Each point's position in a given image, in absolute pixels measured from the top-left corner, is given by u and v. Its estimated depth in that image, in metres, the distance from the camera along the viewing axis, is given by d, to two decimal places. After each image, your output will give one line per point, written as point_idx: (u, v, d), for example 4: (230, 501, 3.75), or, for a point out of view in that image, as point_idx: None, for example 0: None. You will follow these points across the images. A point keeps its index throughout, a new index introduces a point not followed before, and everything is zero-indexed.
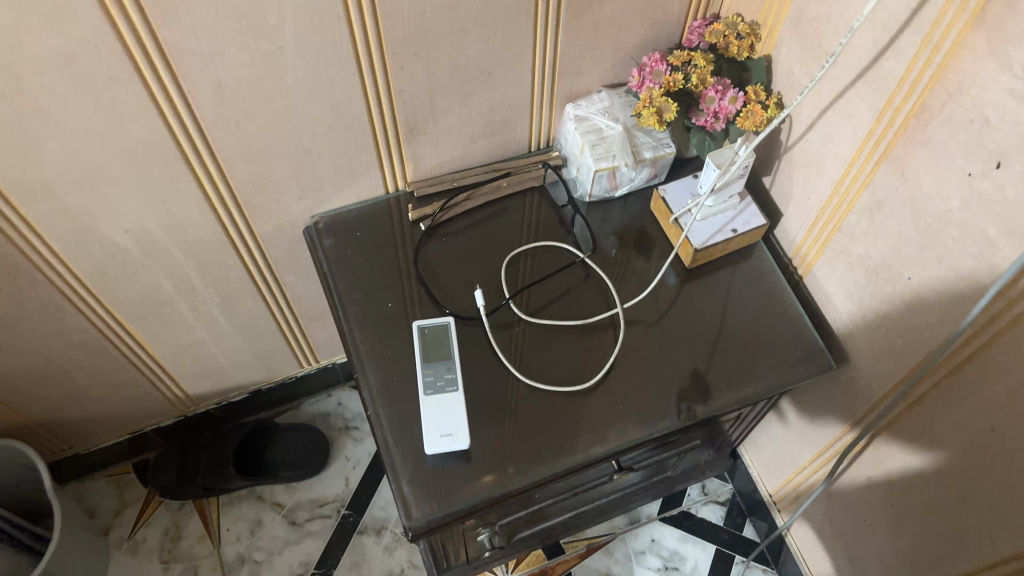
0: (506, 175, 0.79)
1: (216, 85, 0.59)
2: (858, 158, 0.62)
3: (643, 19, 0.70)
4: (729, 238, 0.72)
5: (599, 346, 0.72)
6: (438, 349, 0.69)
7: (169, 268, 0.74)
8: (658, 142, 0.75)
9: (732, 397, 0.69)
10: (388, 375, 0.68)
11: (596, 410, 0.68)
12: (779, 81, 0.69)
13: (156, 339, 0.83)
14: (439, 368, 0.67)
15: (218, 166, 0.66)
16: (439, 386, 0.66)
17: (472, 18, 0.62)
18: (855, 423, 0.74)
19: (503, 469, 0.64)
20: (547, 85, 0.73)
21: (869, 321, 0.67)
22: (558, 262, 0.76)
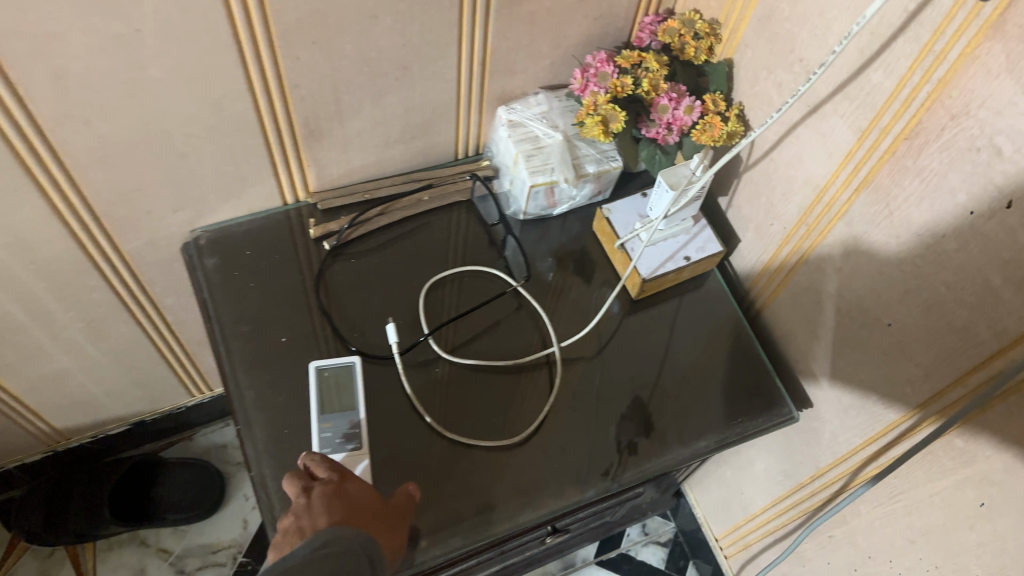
0: (427, 186, 0.68)
1: (57, 74, 0.46)
2: (833, 184, 0.53)
3: (588, 11, 0.60)
4: (681, 267, 0.63)
5: (531, 391, 0.62)
6: (340, 396, 0.58)
7: (16, 292, 0.62)
8: (602, 154, 0.65)
9: (681, 452, 0.61)
10: (278, 428, 0.57)
11: (527, 468, 0.58)
12: (741, 89, 0.60)
13: (9, 371, 0.70)
14: (340, 419, 0.57)
15: (69, 174, 0.53)
16: (339, 444, 0.56)
17: (383, 3, 0.51)
18: (813, 477, 0.67)
19: (415, 542, 0.54)
20: (476, 84, 0.62)
21: (837, 366, 0.59)
22: (485, 290, 0.66)
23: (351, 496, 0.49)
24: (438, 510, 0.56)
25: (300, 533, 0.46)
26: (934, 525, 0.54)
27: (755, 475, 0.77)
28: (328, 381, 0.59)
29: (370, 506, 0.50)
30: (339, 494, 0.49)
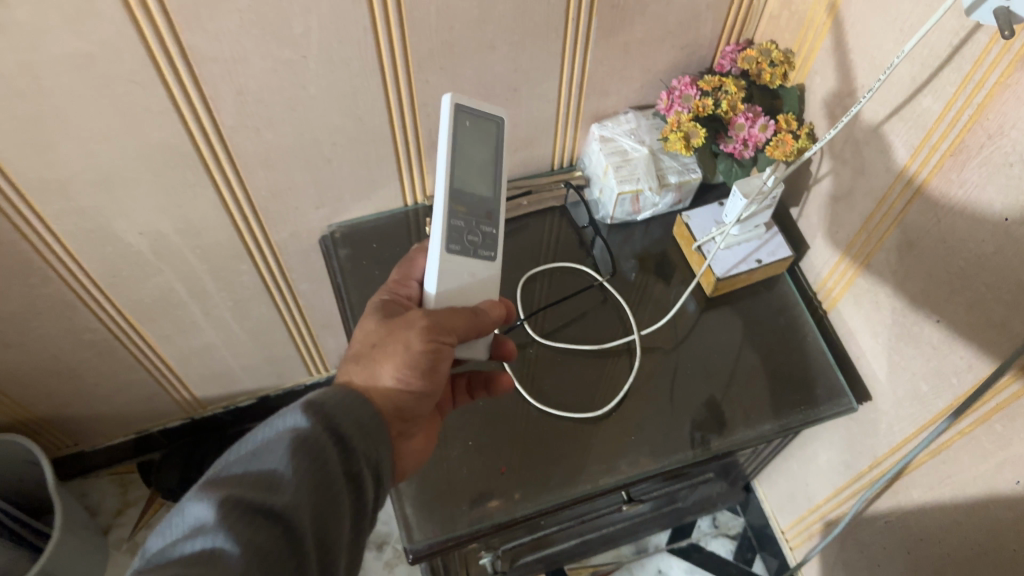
0: (527, 193, 0.78)
1: (238, 91, 0.58)
2: (890, 195, 0.60)
3: (676, 41, 0.68)
4: (753, 268, 0.71)
5: (615, 372, 0.70)
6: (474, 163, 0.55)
7: (183, 271, 0.74)
8: (684, 166, 0.73)
9: (749, 432, 0.68)
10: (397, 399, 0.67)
11: (608, 439, 0.67)
12: (813, 111, 0.67)
13: (166, 340, 0.83)
14: (477, 209, 0.55)
15: (236, 173, 0.65)
16: (468, 237, 0.54)
17: (501, 34, 0.61)
18: (871, 466, 0.73)
19: (510, 494, 0.64)
20: (574, 103, 0.71)
21: (896, 361, 0.65)
22: (575, 284, 0.75)
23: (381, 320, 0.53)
24: (531, 470, 0.65)
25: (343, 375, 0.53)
26: (977, 506, 0.60)
27: (818, 466, 0.83)
28: (466, 133, 0.54)
29: (391, 331, 0.51)
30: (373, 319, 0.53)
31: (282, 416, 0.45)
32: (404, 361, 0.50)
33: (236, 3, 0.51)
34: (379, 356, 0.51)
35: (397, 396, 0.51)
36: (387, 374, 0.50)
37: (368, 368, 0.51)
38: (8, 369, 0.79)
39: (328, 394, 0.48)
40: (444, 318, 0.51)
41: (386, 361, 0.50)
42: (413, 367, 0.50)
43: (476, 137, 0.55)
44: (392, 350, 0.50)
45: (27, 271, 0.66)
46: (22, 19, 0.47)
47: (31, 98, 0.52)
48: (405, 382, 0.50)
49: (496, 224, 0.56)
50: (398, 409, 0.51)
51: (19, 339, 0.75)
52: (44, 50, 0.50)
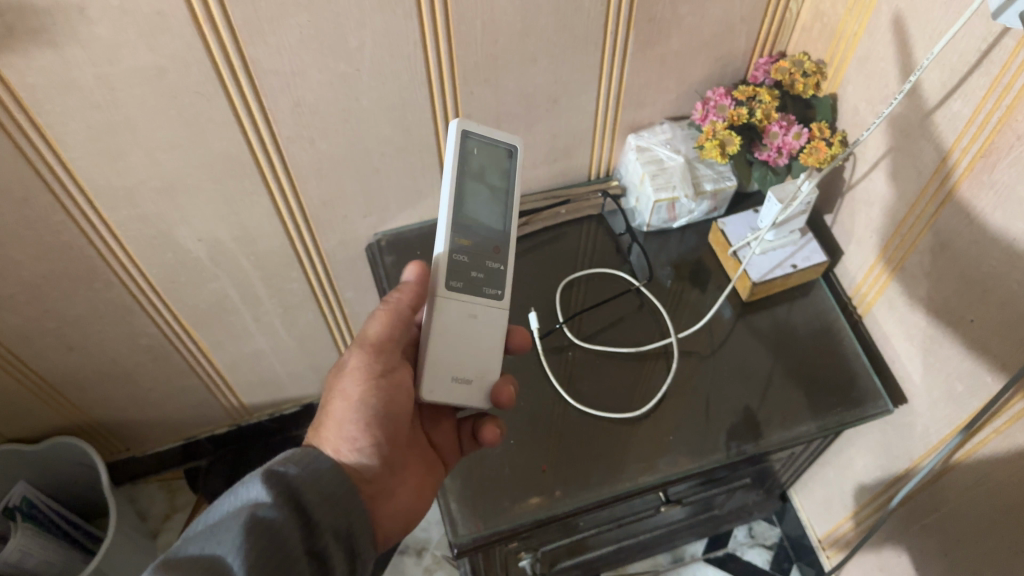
0: (565, 202, 0.81)
1: (296, 103, 0.61)
2: (922, 199, 0.62)
3: (710, 53, 0.71)
4: (788, 273, 0.72)
5: (652, 374, 0.72)
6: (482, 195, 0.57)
7: (236, 277, 0.77)
8: (719, 174, 0.75)
9: (787, 433, 0.69)
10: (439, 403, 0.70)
11: (647, 439, 0.68)
12: (845, 119, 0.69)
13: (218, 345, 0.87)
14: (483, 245, 0.57)
15: (290, 182, 0.68)
16: (472, 273, 0.56)
17: (542, 47, 0.64)
18: (907, 469, 0.74)
19: (551, 492, 0.66)
20: (612, 114, 0.74)
21: (930, 363, 0.66)
22: (613, 289, 0.77)
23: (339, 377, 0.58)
24: (571, 467, 0.67)
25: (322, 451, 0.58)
26: (1014, 504, 0.61)
27: (854, 472, 0.83)
28: (471, 162, 0.56)
29: (332, 386, 0.56)
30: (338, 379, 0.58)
31: (245, 487, 0.47)
32: (341, 405, 0.54)
33: (296, 19, 0.55)
34: (328, 414, 0.54)
35: (352, 450, 0.53)
36: (336, 427, 0.54)
37: (323, 429, 0.55)
38: (69, 372, 0.82)
39: (295, 456, 0.50)
40: (364, 338, 0.55)
41: (331, 415, 0.54)
42: (351, 406, 0.53)
43: (483, 165, 0.57)
44: (337, 404, 0.54)
45: (93, 276, 0.70)
46: (102, 34, 0.51)
47: (106, 108, 0.56)
48: (351, 429, 0.53)
49: (501, 259, 0.58)
50: (359, 457, 0.53)
51: (81, 343, 0.79)
52: (119, 63, 0.53)
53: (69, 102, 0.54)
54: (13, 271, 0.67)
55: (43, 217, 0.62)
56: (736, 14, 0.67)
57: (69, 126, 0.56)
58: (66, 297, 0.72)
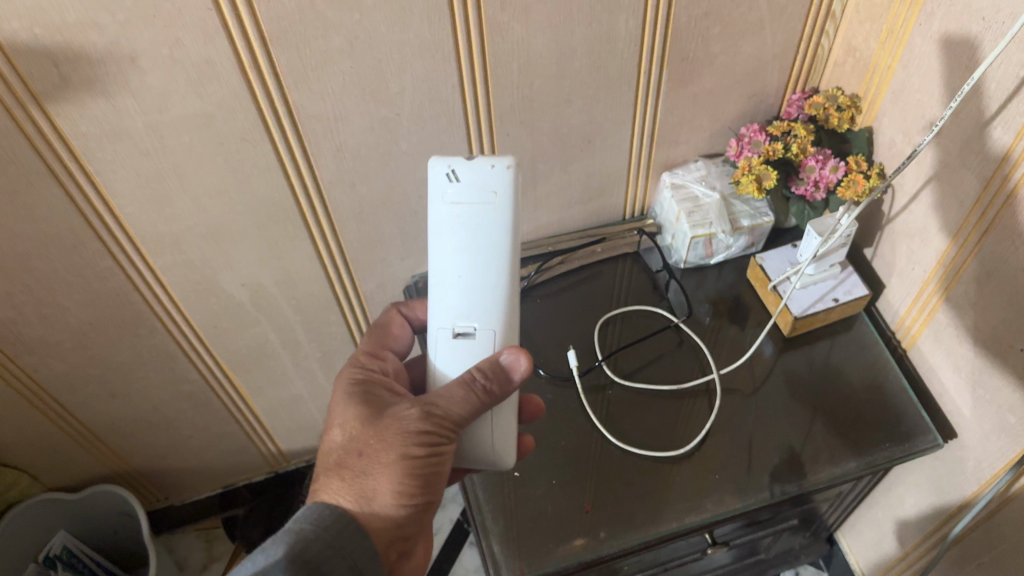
0: (601, 241, 0.81)
1: (337, 148, 0.62)
2: (965, 227, 0.61)
3: (743, 91, 0.71)
4: (830, 307, 0.72)
5: (695, 412, 0.71)
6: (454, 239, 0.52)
7: (276, 321, 0.78)
8: (756, 210, 0.75)
9: (835, 469, 0.68)
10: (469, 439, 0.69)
11: (689, 477, 0.67)
12: (882, 152, 0.69)
13: (257, 390, 0.87)
14: None
15: (331, 226, 0.69)
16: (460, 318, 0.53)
17: (577, 89, 0.65)
18: (961, 505, 0.71)
19: (595, 532, 0.65)
20: (646, 153, 0.75)
21: (981, 396, 0.65)
22: (651, 327, 0.77)
23: (366, 419, 0.50)
24: (614, 508, 0.66)
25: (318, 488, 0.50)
26: None
27: (904, 512, 0.81)
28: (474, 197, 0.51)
29: (381, 440, 0.49)
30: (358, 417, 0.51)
31: (267, 553, 0.45)
32: (402, 472, 0.48)
33: (340, 66, 0.56)
34: (381, 472, 0.48)
35: (397, 523, 0.49)
36: (386, 494, 0.48)
37: (360, 486, 0.49)
38: (112, 419, 0.83)
39: (322, 520, 0.47)
40: (451, 412, 0.50)
41: (381, 477, 0.48)
42: (412, 478, 0.49)
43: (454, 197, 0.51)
44: (397, 465, 0.48)
45: (138, 321, 0.71)
46: (154, 83, 0.53)
47: (155, 156, 0.58)
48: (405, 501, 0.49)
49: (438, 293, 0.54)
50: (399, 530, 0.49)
51: (124, 389, 0.79)
52: (169, 111, 0.55)
53: (119, 150, 0.56)
54: (62, 318, 0.68)
55: (91, 263, 0.64)
56: (768, 51, 0.68)
57: (119, 173, 0.58)
58: (111, 343, 0.73)
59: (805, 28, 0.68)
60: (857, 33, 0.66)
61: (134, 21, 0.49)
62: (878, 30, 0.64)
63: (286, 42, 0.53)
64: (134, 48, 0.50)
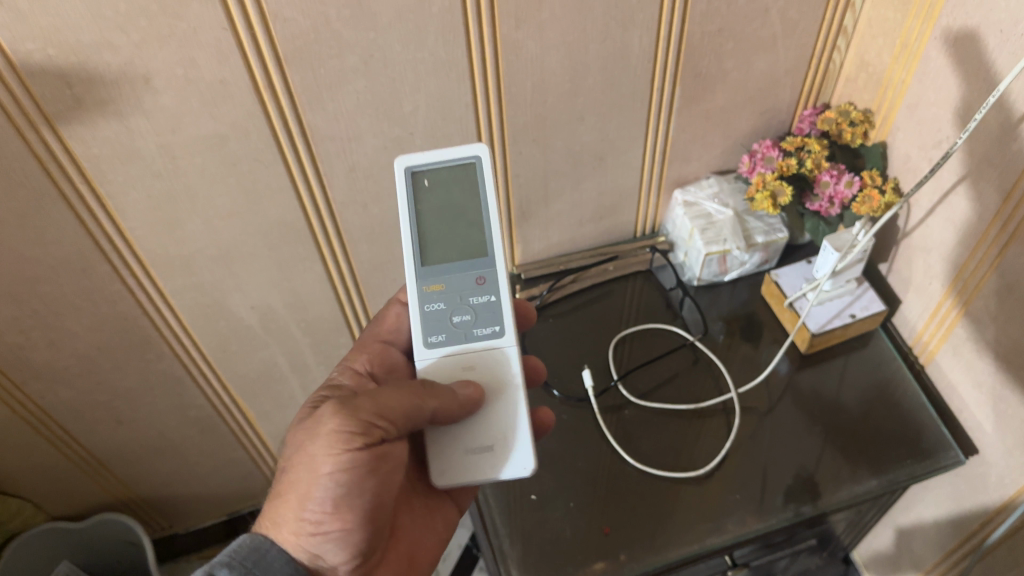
0: (612, 258, 0.80)
1: (351, 168, 0.62)
2: (984, 240, 0.61)
3: (754, 108, 0.71)
4: (848, 323, 0.71)
5: (713, 432, 0.70)
6: (441, 224, 0.55)
7: (285, 344, 0.77)
8: (769, 226, 0.75)
9: (857, 488, 0.67)
10: None
11: (709, 498, 0.66)
12: (896, 166, 0.68)
13: (264, 414, 0.86)
14: (466, 278, 0.54)
15: (342, 246, 0.69)
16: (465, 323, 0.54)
17: (590, 106, 0.65)
18: (983, 522, 0.70)
19: (615, 556, 0.64)
20: (658, 170, 0.74)
21: (1003, 411, 0.64)
22: (665, 345, 0.76)
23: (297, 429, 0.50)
24: (633, 530, 0.65)
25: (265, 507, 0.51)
26: None
27: (923, 530, 0.80)
28: (434, 186, 0.54)
29: (295, 452, 0.48)
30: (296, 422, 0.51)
31: None
32: (309, 487, 0.47)
33: (355, 85, 0.56)
34: (293, 486, 0.48)
35: (314, 538, 0.48)
36: (294, 512, 0.48)
37: (278, 501, 0.49)
38: (117, 446, 0.82)
39: (241, 552, 0.49)
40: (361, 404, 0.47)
41: (290, 491, 0.48)
42: (320, 495, 0.47)
43: (452, 186, 0.54)
44: (305, 477, 0.47)
45: (146, 346, 0.70)
46: (167, 103, 0.52)
47: (167, 177, 0.57)
48: (314, 521, 0.48)
49: (490, 288, 0.54)
50: (317, 550, 0.49)
51: (131, 415, 0.78)
52: (182, 132, 0.54)
53: (131, 171, 0.55)
54: (69, 342, 0.67)
55: (100, 287, 0.63)
56: (780, 67, 0.68)
57: (130, 195, 0.57)
58: (118, 368, 0.72)
59: (817, 44, 0.67)
60: (870, 48, 0.66)
61: (149, 41, 0.48)
62: (891, 45, 0.64)
63: (301, 61, 0.53)
64: (147, 68, 0.50)
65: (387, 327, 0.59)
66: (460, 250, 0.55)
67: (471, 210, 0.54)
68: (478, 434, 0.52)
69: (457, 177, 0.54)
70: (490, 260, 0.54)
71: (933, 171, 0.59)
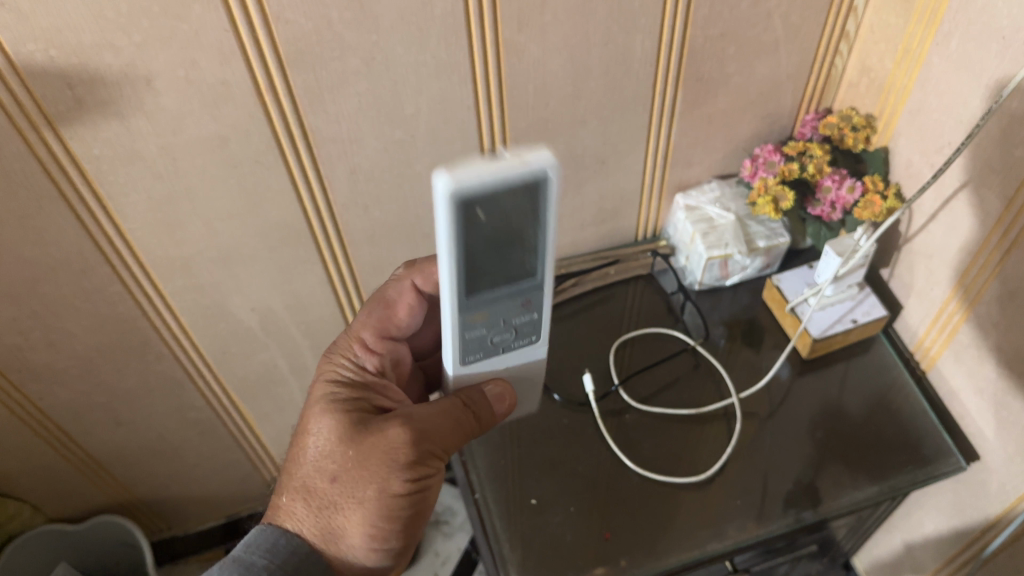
0: (614, 262, 0.81)
1: (352, 170, 0.61)
2: (986, 247, 0.61)
3: (757, 112, 0.71)
4: (849, 328, 0.71)
5: (714, 437, 0.70)
6: (482, 253, 0.42)
7: (286, 346, 0.77)
8: (771, 231, 0.75)
9: (857, 494, 0.66)
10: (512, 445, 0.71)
11: (710, 503, 0.66)
12: (898, 172, 0.68)
13: (263, 417, 0.86)
14: (508, 304, 0.47)
15: (342, 248, 0.69)
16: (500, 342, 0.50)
17: (592, 110, 0.65)
18: (985, 528, 0.70)
19: (615, 561, 0.63)
20: (659, 174, 0.74)
21: (1005, 418, 0.63)
22: (667, 349, 0.76)
23: (338, 443, 0.49)
24: (634, 535, 0.65)
25: (293, 517, 0.49)
26: None
27: (924, 536, 0.79)
28: (483, 216, 0.39)
29: (357, 474, 0.48)
30: (332, 433, 0.50)
31: None
32: (379, 512, 0.48)
33: (356, 87, 0.56)
34: (356, 506, 0.48)
35: (371, 555, 0.49)
36: (356, 534, 0.48)
37: (332, 519, 0.48)
38: (116, 448, 0.82)
39: (279, 553, 0.48)
40: (433, 432, 0.49)
41: (352, 514, 0.48)
42: (389, 520, 0.48)
43: (506, 203, 0.39)
44: (373, 500, 0.48)
45: (145, 348, 0.70)
46: (168, 105, 0.52)
47: (168, 178, 0.57)
48: (377, 543, 0.48)
49: (534, 308, 0.48)
50: (368, 565, 0.49)
51: (130, 417, 0.78)
52: (183, 133, 0.54)
53: (132, 172, 0.55)
54: (69, 344, 0.67)
55: (100, 289, 0.63)
56: (783, 71, 0.68)
57: (130, 196, 0.57)
58: (117, 370, 0.71)
59: (819, 49, 0.67)
60: (872, 53, 0.66)
61: (150, 42, 0.48)
62: (893, 50, 0.64)
63: (302, 63, 0.53)
64: (148, 70, 0.50)
65: (397, 318, 0.57)
66: (506, 277, 0.45)
67: (525, 239, 0.42)
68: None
69: (517, 200, 0.39)
70: (537, 285, 0.46)
71: (935, 177, 0.59)
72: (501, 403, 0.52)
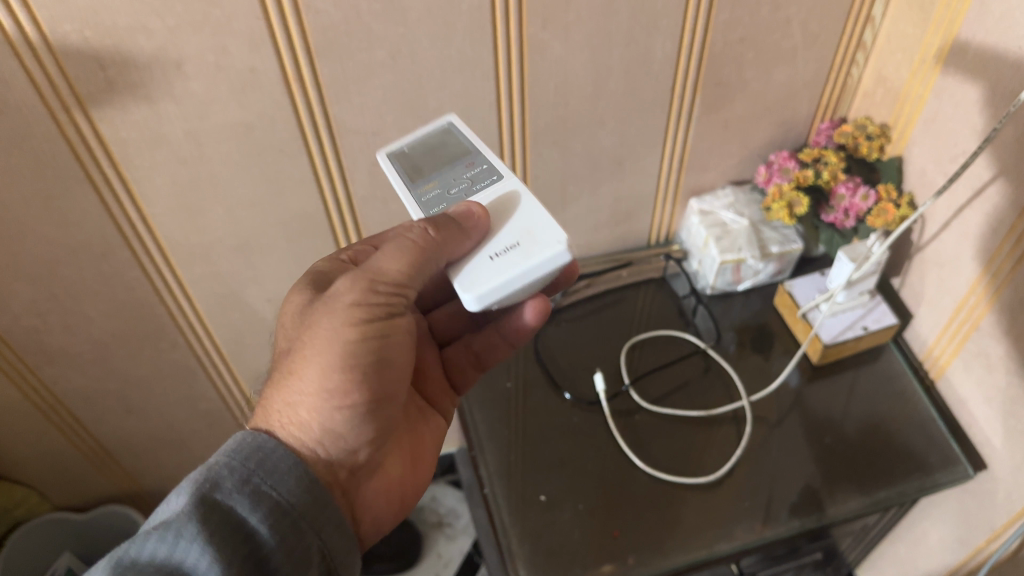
0: (627, 265, 0.82)
1: (373, 162, 0.62)
2: (999, 255, 0.61)
3: (772, 118, 0.72)
4: (860, 335, 0.71)
5: (724, 439, 0.70)
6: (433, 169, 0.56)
7: None
8: (784, 236, 0.75)
9: (865, 499, 0.67)
10: (522, 441, 0.72)
11: (719, 504, 0.66)
12: (911, 181, 0.69)
13: None
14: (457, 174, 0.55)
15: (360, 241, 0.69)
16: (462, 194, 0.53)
17: (610, 110, 0.65)
18: (990, 539, 0.70)
19: (624, 559, 0.64)
20: (674, 177, 0.74)
21: (1014, 426, 0.64)
22: (678, 352, 0.77)
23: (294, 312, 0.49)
24: (640, 533, 0.65)
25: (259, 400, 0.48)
26: None
27: (929, 547, 0.79)
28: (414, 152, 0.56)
29: (309, 329, 0.47)
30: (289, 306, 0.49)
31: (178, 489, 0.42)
32: (330, 361, 0.46)
33: (381, 79, 0.56)
34: (308, 360, 0.47)
35: (332, 417, 0.46)
36: (310, 393, 0.46)
37: (287, 381, 0.47)
38: (125, 436, 0.82)
39: (241, 452, 0.43)
40: (386, 275, 0.48)
41: (304, 372, 0.47)
42: (343, 370, 0.46)
43: (433, 145, 0.57)
44: (325, 350, 0.46)
45: (160, 335, 0.70)
46: (197, 90, 0.53)
47: (192, 164, 0.57)
48: (339, 404, 0.46)
49: (480, 162, 0.55)
50: (333, 430, 0.47)
51: (141, 406, 0.78)
52: (210, 119, 0.55)
53: (157, 157, 0.56)
54: (85, 328, 0.67)
55: (119, 273, 0.63)
56: (800, 78, 0.69)
57: (155, 180, 0.57)
58: (131, 357, 0.72)
59: (835, 58, 0.68)
60: (889, 63, 0.67)
61: (183, 26, 0.49)
62: (910, 59, 0.65)
63: (329, 53, 0.53)
64: (180, 54, 0.50)
65: None
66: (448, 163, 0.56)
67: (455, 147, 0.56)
68: (498, 241, 0.49)
69: (437, 142, 0.57)
70: (474, 152, 0.56)
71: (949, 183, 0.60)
72: (469, 222, 0.49)
